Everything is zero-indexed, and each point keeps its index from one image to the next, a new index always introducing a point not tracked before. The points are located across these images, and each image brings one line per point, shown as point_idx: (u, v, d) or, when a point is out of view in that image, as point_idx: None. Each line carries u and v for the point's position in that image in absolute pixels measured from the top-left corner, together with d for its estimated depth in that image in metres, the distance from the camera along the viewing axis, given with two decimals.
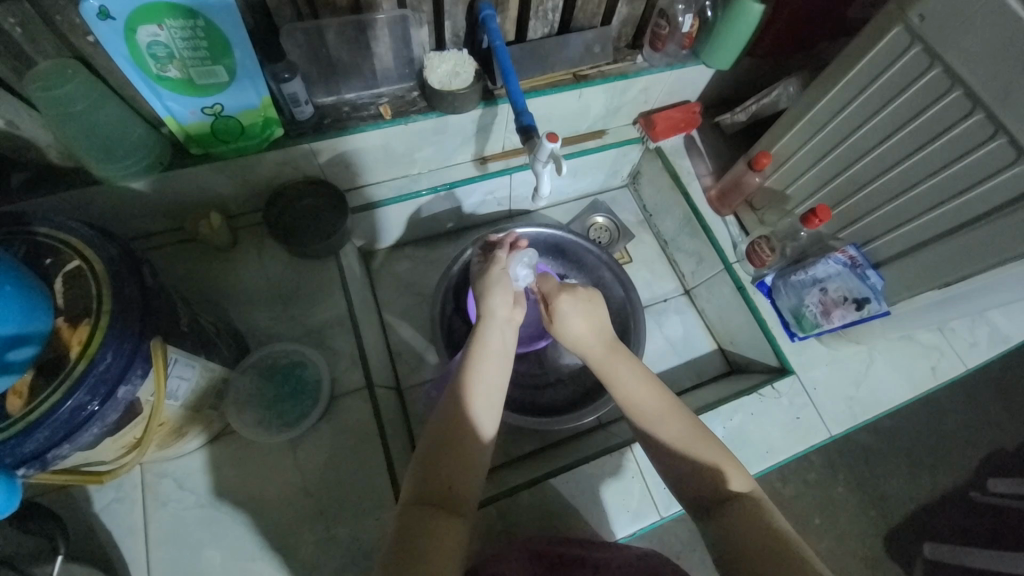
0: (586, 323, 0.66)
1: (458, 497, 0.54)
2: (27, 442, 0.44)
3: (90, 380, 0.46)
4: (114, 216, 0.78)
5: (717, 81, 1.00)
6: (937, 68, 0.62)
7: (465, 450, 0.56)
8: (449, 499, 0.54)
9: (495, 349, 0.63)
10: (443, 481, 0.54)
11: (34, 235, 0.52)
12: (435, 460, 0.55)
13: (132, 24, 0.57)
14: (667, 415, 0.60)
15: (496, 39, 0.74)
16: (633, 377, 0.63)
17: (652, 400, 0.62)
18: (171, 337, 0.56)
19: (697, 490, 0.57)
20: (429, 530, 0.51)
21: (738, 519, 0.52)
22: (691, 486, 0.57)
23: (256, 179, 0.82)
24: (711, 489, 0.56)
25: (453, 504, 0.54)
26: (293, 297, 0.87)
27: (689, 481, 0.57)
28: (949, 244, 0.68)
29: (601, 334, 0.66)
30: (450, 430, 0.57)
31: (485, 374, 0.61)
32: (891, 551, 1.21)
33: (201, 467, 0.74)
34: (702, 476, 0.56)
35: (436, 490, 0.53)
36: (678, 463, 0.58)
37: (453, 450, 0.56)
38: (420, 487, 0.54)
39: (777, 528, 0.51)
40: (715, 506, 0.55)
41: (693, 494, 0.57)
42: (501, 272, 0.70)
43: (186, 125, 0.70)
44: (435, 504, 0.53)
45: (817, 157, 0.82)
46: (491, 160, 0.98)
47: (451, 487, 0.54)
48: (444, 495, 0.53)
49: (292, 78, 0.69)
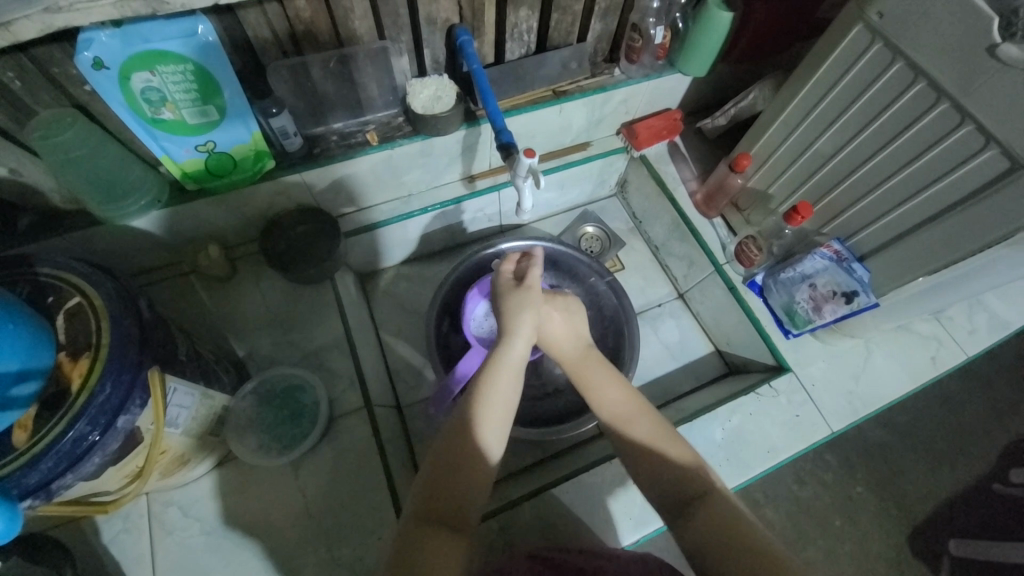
0: (565, 329, 0.67)
1: (463, 514, 0.55)
2: (32, 473, 0.46)
3: (91, 411, 0.48)
4: (115, 254, 0.81)
5: (695, 88, 1.02)
6: (900, 62, 0.64)
7: (477, 468, 0.56)
8: (456, 518, 0.55)
9: (516, 363, 0.63)
10: (449, 499, 0.55)
11: (37, 276, 0.55)
12: (436, 479, 0.55)
13: (125, 71, 0.60)
14: (637, 414, 0.62)
15: (474, 64, 0.77)
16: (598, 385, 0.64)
17: (627, 404, 0.62)
18: (169, 367, 0.58)
19: (668, 495, 0.58)
20: (437, 553, 0.51)
21: (703, 520, 0.53)
22: (664, 489, 0.58)
23: (252, 210, 0.85)
24: (684, 493, 0.57)
25: (458, 523, 0.55)
26: (292, 322, 0.89)
27: (660, 481, 0.58)
28: (929, 233, 0.69)
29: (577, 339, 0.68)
30: (453, 450, 0.57)
31: (502, 380, 0.61)
32: (915, 549, 1.18)
33: (206, 493, 0.75)
34: (673, 478, 0.57)
35: (439, 507, 0.54)
36: (649, 467, 0.59)
37: (465, 469, 0.56)
38: (427, 508, 0.54)
39: (749, 529, 0.52)
40: (684, 509, 0.56)
41: (665, 498, 0.58)
42: (522, 298, 0.67)
43: (181, 163, 0.73)
44: (438, 523, 0.53)
45: (794, 155, 0.83)
46: (478, 178, 1.01)
47: (460, 505, 0.55)
48: (453, 514, 0.54)
49: (280, 112, 0.73)
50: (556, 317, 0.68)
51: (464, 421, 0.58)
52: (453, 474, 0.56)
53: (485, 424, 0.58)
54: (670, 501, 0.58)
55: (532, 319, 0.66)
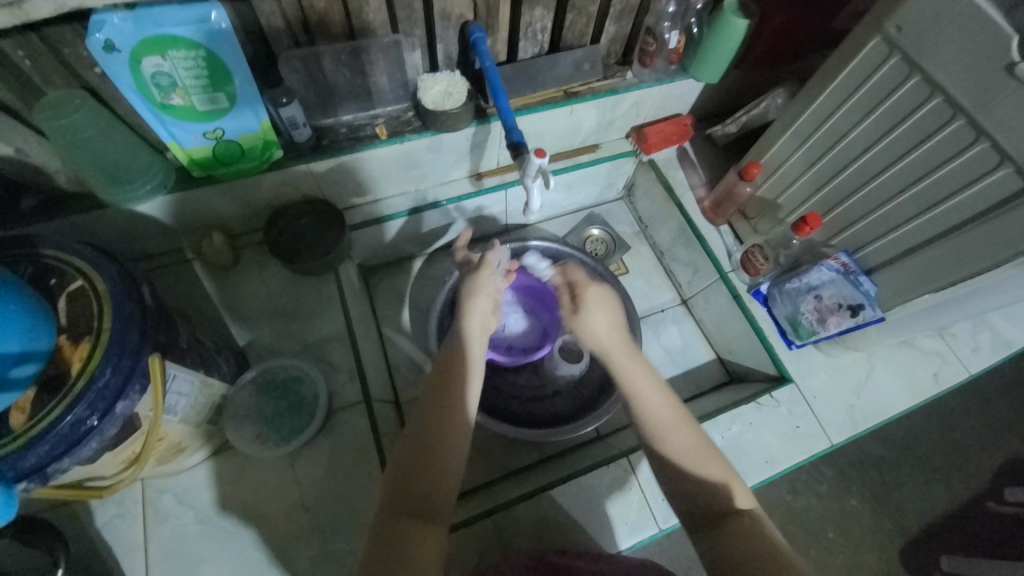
0: (606, 321, 0.68)
1: (434, 502, 0.54)
2: (28, 456, 0.46)
3: (90, 396, 0.48)
4: (119, 237, 0.81)
5: (706, 95, 1.02)
6: (916, 77, 0.63)
7: (444, 460, 0.56)
8: (427, 506, 0.53)
9: (477, 347, 0.67)
10: (423, 488, 0.54)
11: (40, 257, 0.54)
12: (411, 468, 0.55)
13: (137, 55, 0.59)
14: (680, 427, 0.60)
15: (486, 61, 0.77)
16: (647, 383, 0.63)
17: (667, 406, 0.62)
18: (169, 354, 0.58)
19: (692, 504, 0.57)
20: (412, 539, 0.50)
21: (736, 532, 0.53)
22: (692, 500, 0.57)
23: (258, 199, 0.85)
24: (712, 502, 0.56)
25: (429, 514, 0.53)
26: (293, 313, 0.89)
27: (693, 492, 0.57)
28: (941, 249, 0.68)
29: (618, 333, 0.68)
30: (426, 441, 0.56)
31: (472, 377, 0.63)
32: (907, 564, 1.18)
33: (200, 481, 0.75)
34: (706, 493, 0.56)
35: (414, 497, 0.53)
36: (680, 479, 0.58)
37: (431, 461, 0.55)
38: (394, 504, 0.53)
39: (775, 544, 0.51)
40: (717, 521, 0.55)
41: (693, 507, 0.57)
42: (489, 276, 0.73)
43: (189, 149, 0.73)
44: (413, 513, 0.52)
45: (806, 166, 0.83)
46: (485, 176, 1.00)
47: (431, 493, 0.54)
48: (422, 503, 0.53)
49: (290, 102, 0.72)
50: (601, 310, 0.69)
51: (430, 411, 0.59)
52: (420, 461, 0.55)
53: (459, 410, 0.59)
54: (697, 511, 0.57)
55: (493, 290, 0.72)
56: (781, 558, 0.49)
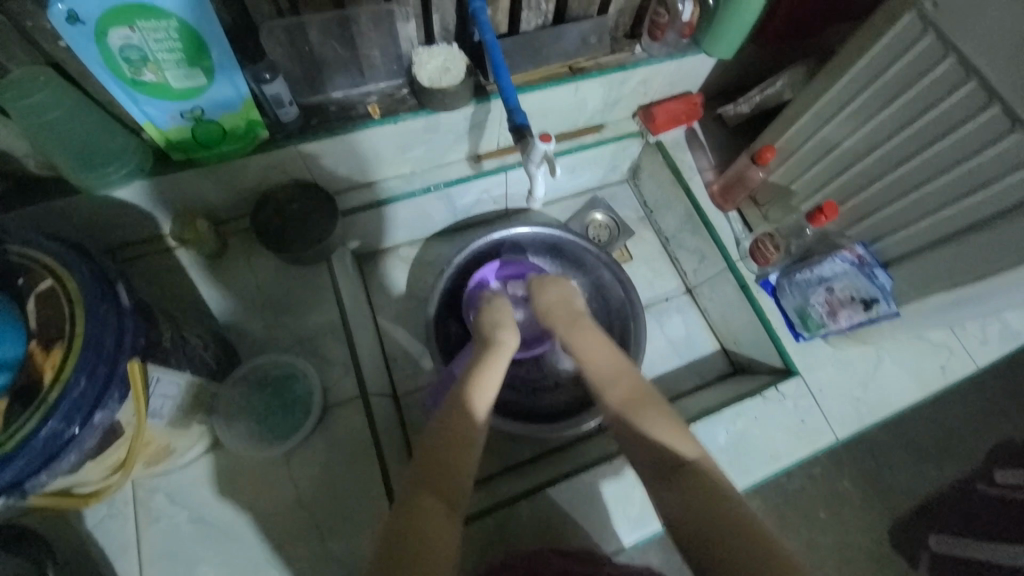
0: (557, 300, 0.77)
1: (455, 489, 0.53)
2: (4, 471, 0.43)
3: (65, 405, 0.44)
4: (98, 225, 0.76)
5: (719, 71, 0.96)
6: (952, 58, 0.59)
7: (467, 450, 0.56)
8: (447, 493, 0.52)
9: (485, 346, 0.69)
10: (443, 473, 0.53)
11: (4, 253, 0.50)
12: (432, 455, 0.55)
13: (103, 27, 0.53)
14: (627, 384, 0.64)
15: (487, 33, 0.70)
16: (592, 347, 0.70)
17: (615, 365, 0.67)
18: (150, 356, 0.54)
19: (648, 461, 0.57)
20: (427, 526, 0.49)
21: (692, 484, 0.52)
22: (649, 457, 0.57)
23: (243, 183, 0.80)
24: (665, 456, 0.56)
25: (452, 500, 0.52)
26: (285, 303, 0.85)
27: (649, 450, 0.57)
28: (963, 244, 0.65)
29: (569, 309, 0.76)
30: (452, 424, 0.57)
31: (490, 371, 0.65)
32: (897, 545, 1.20)
33: (193, 479, 0.73)
34: (658, 445, 0.57)
35: (434, 481, 0.53)
36: (634, 437, 0.59)
37: (455, 444, 0.56)
38: (412, 486, 0.53)
39: (737, 504, 0.50)
40: (671, 472, 0.55)
41: (651, 464, 0.57)
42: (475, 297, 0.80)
43: (165, 130, 0.67)
44: (433, 492, 0.52)
45: (824, 151, 0.78)
46: (485, 158, 0.95)
47: (452, 484, 0.53)
48: (442, 489, 0.52)
49: (273, 78, 0.66)
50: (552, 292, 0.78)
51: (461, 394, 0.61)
52: (442, 448, 0.55)
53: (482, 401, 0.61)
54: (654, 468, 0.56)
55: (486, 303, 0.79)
56: (753, 525, 0.48)
